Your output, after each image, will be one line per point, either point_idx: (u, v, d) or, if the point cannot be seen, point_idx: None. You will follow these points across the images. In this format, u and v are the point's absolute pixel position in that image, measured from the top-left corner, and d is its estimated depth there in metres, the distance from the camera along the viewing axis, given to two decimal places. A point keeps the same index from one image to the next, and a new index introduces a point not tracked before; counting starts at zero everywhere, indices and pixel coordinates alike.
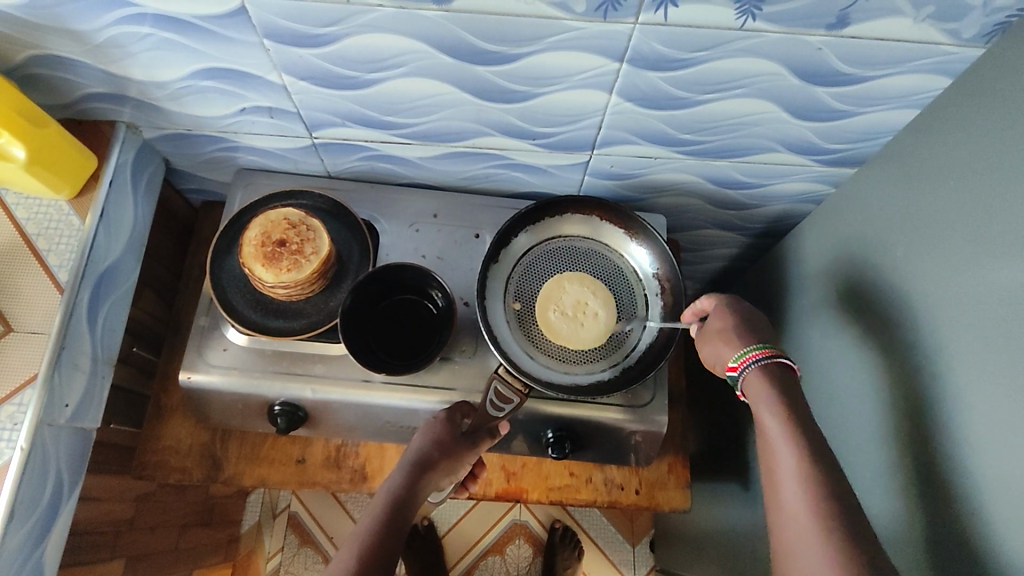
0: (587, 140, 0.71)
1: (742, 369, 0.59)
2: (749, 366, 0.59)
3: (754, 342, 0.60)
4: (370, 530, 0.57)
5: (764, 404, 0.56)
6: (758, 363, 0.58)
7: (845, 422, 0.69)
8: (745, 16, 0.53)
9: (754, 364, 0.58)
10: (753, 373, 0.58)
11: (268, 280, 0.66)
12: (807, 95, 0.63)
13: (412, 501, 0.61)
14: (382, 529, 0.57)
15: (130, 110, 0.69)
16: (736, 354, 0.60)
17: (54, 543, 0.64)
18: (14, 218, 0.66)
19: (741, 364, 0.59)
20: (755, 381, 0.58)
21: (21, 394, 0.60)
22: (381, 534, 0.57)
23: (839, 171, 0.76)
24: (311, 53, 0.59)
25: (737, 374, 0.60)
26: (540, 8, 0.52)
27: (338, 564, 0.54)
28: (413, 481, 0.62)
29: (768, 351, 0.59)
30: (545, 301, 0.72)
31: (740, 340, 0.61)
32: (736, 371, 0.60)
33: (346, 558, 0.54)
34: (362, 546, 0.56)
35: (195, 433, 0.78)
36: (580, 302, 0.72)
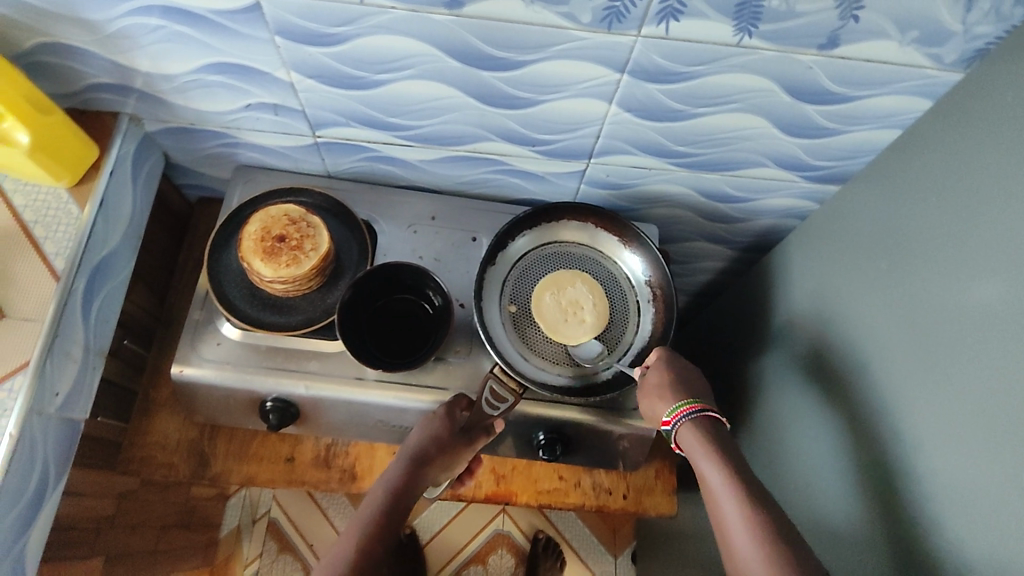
0: (585, 148, 0.73)
1: (675, 423, 0.64)
2: (680, 420, 0.64)
3: (680, 398, 0.65)
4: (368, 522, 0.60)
5: (701, 452, 0.61)
6: (688, 417, 0.64)
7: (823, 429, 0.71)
8: (742, 34, 0.55)
9: (686, 418, 0.64)
10: (685, 425, 0.64)
11: (267, 275, 0.66)
12: (798, 113, 0.66)
13: (409, 495, 0.63)
14: (381, 523, 0.60)
15: (133, 101, 0.69)
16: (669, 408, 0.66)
17: (36, 537, 0.62)
18: (11, 204, 0.66)
19: (673, 419, 0.65)
20: (689, 431, 0.63)
21: (12, 380, 0.59)
22: (381, 528, 0.60)
23: (824, 188, 0.79)
24: (321, 52, 0.60)
25: (670, 427, 0.65)
26: (547, 16, 0.54)
27: (337, 555, 0.57)
28: (411, 476, 0.64)
29: (697, 407, 0.64)
30: (546, 284, 0.74)
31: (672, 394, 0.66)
32: (670, 425, 0.65)
33: (343, 549, 0.57)
34: (362, 537, 0.58)
35: (183, 429, 0.77)
36: (576, 302, 0.73)
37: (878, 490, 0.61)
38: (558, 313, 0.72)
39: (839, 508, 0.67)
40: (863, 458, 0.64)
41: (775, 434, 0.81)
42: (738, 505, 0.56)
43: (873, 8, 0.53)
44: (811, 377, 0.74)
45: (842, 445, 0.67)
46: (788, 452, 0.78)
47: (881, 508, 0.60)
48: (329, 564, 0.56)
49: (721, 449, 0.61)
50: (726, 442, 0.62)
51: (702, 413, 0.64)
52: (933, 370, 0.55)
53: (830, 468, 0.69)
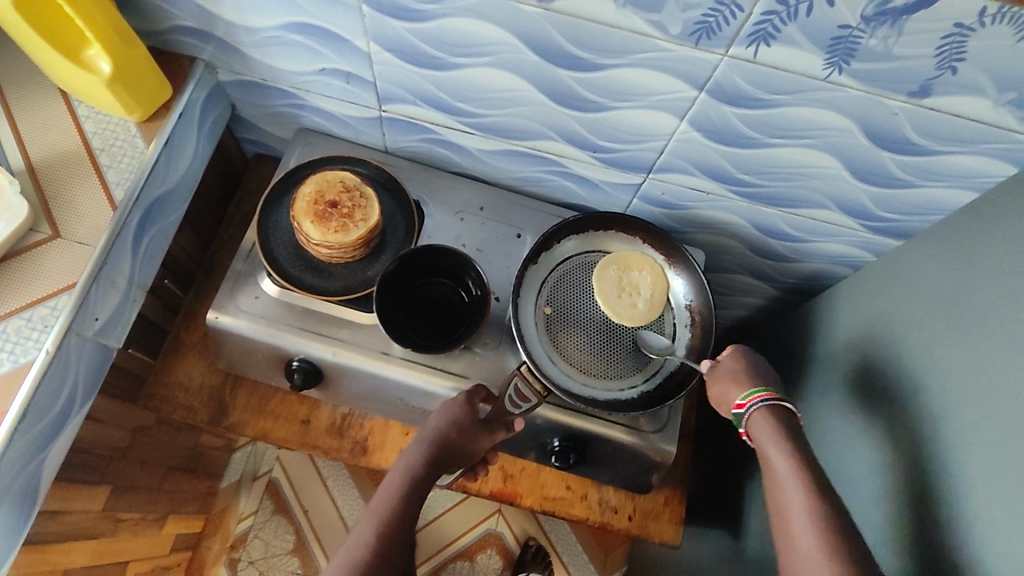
0: (646, 162, 0.72)
1: (747, 408, 0.62)
2: (754, 405, 0.62)
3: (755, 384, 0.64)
4: (391, 503, 0.58)
5: (771, 444, 0.59)
6: (760, 405, 0.61)
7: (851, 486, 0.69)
8: (832, 68, 0.54)
9: (760, 403, 0.61)
10: (758, 413, 0.61)
11: (315, 237, 0.67)
12: (873, 159, 0.64)
13: (429, 479, 0.62)
14: (404, 508, 0.58)
15: (212, 49, 0.70)
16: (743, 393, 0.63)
17: (55, 453, 0.63)
18: (82, 129, 0.67)
19: (746, 403, 0.62)
20: (761, 424, 0.61)
21: (57, 298, 0.61)
22: (403, 513, 0.58)
23: (884, 241, 0.77)
24: (404, 26, 0.60)
25: (743, 411, 0.62)
26: (636, 22, 0.53)
27: (359, 537, 0.56)
28: (431, 461, 0.62)
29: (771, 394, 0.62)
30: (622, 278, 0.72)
31: (741, 383, 0.64)
32: (743, 409, 0.62)
33: (369, 528, 0.56)
34: (385, 521, 0.57)
35: (207, 375, 0.78)
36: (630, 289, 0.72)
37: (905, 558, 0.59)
38: (616, 290, 0.71)
39: None
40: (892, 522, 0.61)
41: None
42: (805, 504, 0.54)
43: (973, 62, 0.51)
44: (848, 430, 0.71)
45: (873, 504, 0.65)
46: None
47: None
48: (354, 547, 0.55)
49: (796, 444, 0.58)
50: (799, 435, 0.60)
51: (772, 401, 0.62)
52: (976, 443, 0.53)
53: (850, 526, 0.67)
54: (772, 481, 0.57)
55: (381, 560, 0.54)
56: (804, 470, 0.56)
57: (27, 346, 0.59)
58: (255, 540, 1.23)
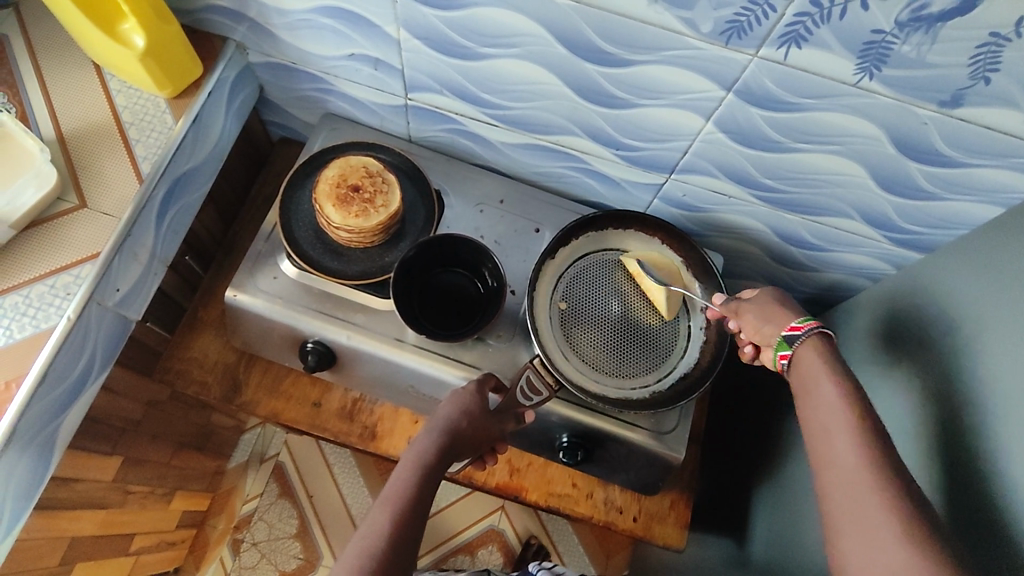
0: (669, 162, 0.72)
1: (805, 330, 0.57)
2: (811, 331, 0.57)
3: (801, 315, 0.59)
4: (407, 490, 0.57)
5: (820, 373, 0.54)
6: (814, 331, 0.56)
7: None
8: (863, 74, 0.54)
9: (816, 330, 0.56)
10: (806, 343, 0.56)
11: (335, 220, 0.67)
12: (900, 168, 0.63)
13: (440, 468, 0.60)
14: (416, 497, 0.57)
15: (243, 30, 0.71)
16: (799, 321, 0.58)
17: (71, 419, 0.64)
18: (113, 103, 0.68)
19: (805, 326, 0.57)
20: (807, 355, 0.56)
21: (81, 267, 0.62)
22: (416, 502, 0.56)
23: (906, 254, 0.76)
24: (435, 14, 0.60)
25: (795, 334, 0.57)
26: (667, 18, 0.53)
27: (372, 526, 0.54)
28: (442, 449, 0.61)
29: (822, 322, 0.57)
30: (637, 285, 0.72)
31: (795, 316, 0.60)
32: (799, 331, 0.57)
33: (381, 518, 0.54)
34: (399, 511, 0.55)
35: (222, 352, 0.79)
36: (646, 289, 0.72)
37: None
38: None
39: None
40: None
41: None
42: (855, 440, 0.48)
43: (1007, 73, 0.50)
44: None
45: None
46: None
47: None
48: (365, 538, 0.53)
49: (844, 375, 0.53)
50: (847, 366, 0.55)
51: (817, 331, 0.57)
52: (989, 460, 0.52)
53: None
54: (813, 409, 0.53)
55: (396, 550, 0.52)
56: (854, 401, 0.51)
57: (49, 311, 0.60)
58: (259, 523, 1.24)
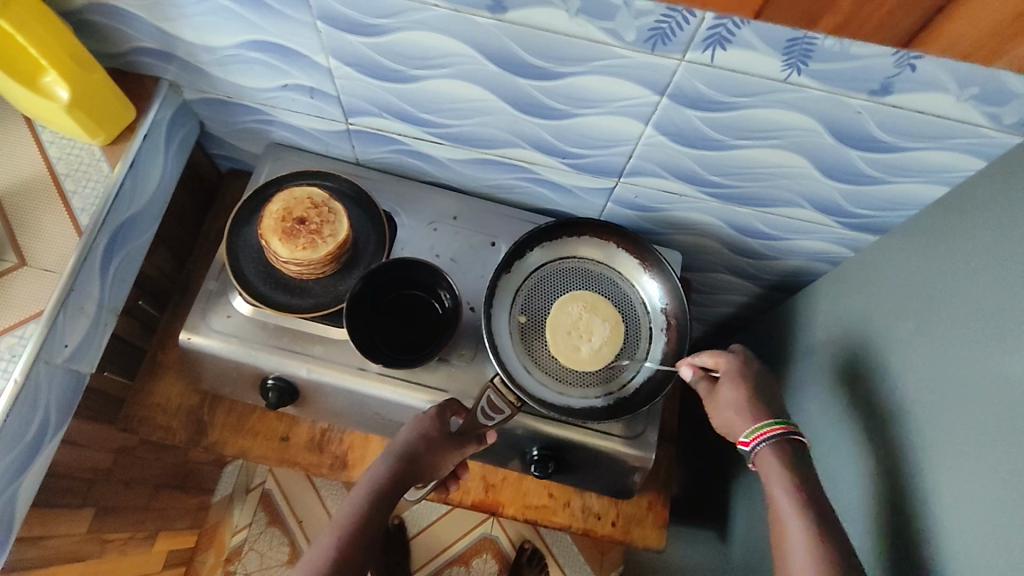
0: (616, 166, 0.72)
1: (755, 445, 0.61)
2: (760, 443, 0.60)
3: (767, 416, 0.62)
4: (356, 519, 0.58)
5: (778, 477, 0.58)
6: (770, 440, 0.60)
7: (841, 488, 0.68)
8: (791, 69, 0.53)
9: (765, 443, 0.60)
10: (764, 449, 0.60)
11: (283, 255, 0.67)
12: (841, 157, 0.63)
13: (394, 494, 0.61)
14: (365, 522, 0.58)
15: (175, 69, 0.70)
16: (749, 429, 0.62)
17: (30, 480, 0.63)
18: (46, 155, 0.67)
19: (752, 441, 0.61)
20: (768, 456, 0.60)
21: (25, 327, 0.61)
22: (364, 528, 0.57)
23: (860, 237, 0.76)
24: (362, 41, 0.59)
25: (748, 447, 0.61)
26: (590, 30, 0.53)
27: (317, 552, 0.55)
28: (397, 473, 0.62)
29: (783, 429, 0.60)
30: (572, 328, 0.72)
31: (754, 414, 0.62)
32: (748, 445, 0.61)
33: (327, 544, 0.56)
34: (344, 537, 0.56)
35: (185, 395, 0.78)
36: (585, 326, 0.72)
37: (889, 561, 0.59)
38: (568, 326, 0.72)
39: None
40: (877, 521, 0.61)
41: None
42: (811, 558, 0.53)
43: (931, 59, 0.50)
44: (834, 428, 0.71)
45: (858, 508, 0.65)
46: None
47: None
48: (308, 564, 0.54)
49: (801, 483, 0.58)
50: (806, 471, 0.59)
51: (784, 436, 0.60)
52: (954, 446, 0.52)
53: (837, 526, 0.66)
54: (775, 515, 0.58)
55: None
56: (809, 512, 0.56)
57: None
58: (250, 553, 1.23)
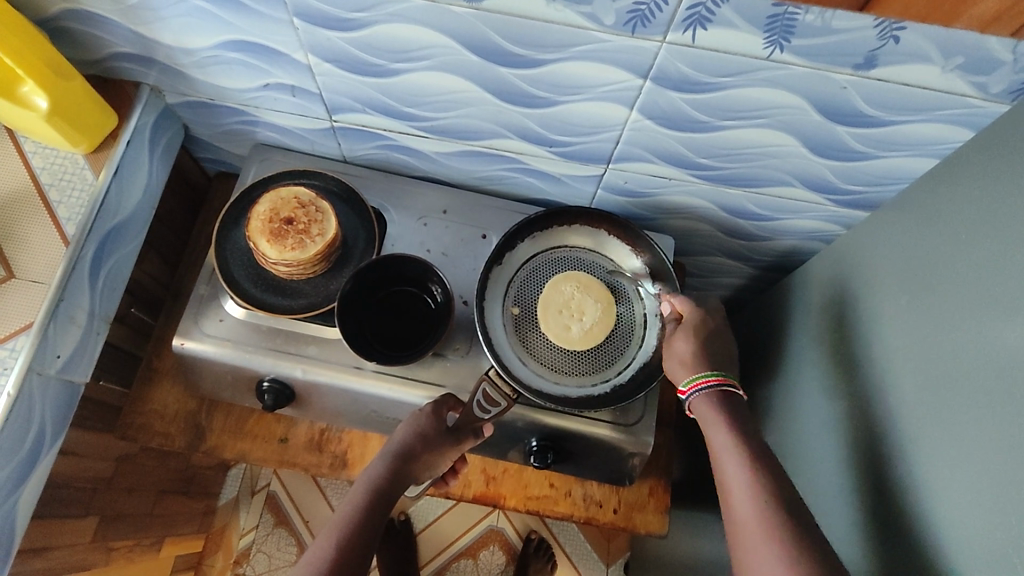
0: (604, 153, 0.71)
1: (690, 394, 0.65)
2: (696, 392, 0.64)
3: (704, 368, 0.66)
4: (352, 518, 0.58)
5: (715, 422, 0.61)
6: (703, 390, 0.64)
7: (835, 467, 0.68)
8: (773, 47, 0.53)
9: (699, 390, 0.64)
10: (699, 397, 0.64)
11: (272, 256, 0.66)
12: (829, 133, 0.63)
13: (391, 492, 0.62)
14: (363, 521, 0.58)
15: (155, 73, 0.69)
16: (687, 377, 0.66)
17: (29, 492, 0.63)
18: (29, 165, 0.67)
19: (688, 390, 0.65)
20: (704, 402, 0.64)
21: (14, 340, 0.60)
22: (361, 526, 0.57)
23: (852, 213, 0.76)
24: (340, 36, 0.59)
25: (686, 397, 0.66)
26: (569, 15, 0.52)
27: (315, 552, 0.55)
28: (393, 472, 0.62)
29: (718, 379, 0.64)
30: (563, 307, 0.72)
31: (693, 364, 0.66)
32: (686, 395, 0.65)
33: (325, 544, 0.55)
34: (342, 536, 0.56)
35: (182, 400, 0.78)
36: (577, 307, 0.72)
37: (884, 536, 0.59)
38: (561, 304, 0.72)
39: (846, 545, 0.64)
40: (875, 496, 0.61)
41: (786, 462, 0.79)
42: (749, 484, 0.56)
43: (915, 30, 0.49)
44: (832, 406, 0.71)
45: (854, 485, 0.65)
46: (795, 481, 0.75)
47: (883, 558, 0.58)
48: (305, 564, 0.54)
49: (738, 425, 0.61)
50: (741, 416, 0.62)
51: (718, 386, 0.64)
52: (950, 419, 0.52)
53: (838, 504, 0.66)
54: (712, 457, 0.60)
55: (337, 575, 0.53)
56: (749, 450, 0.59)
57: None
58: (258, 555, 1.24)
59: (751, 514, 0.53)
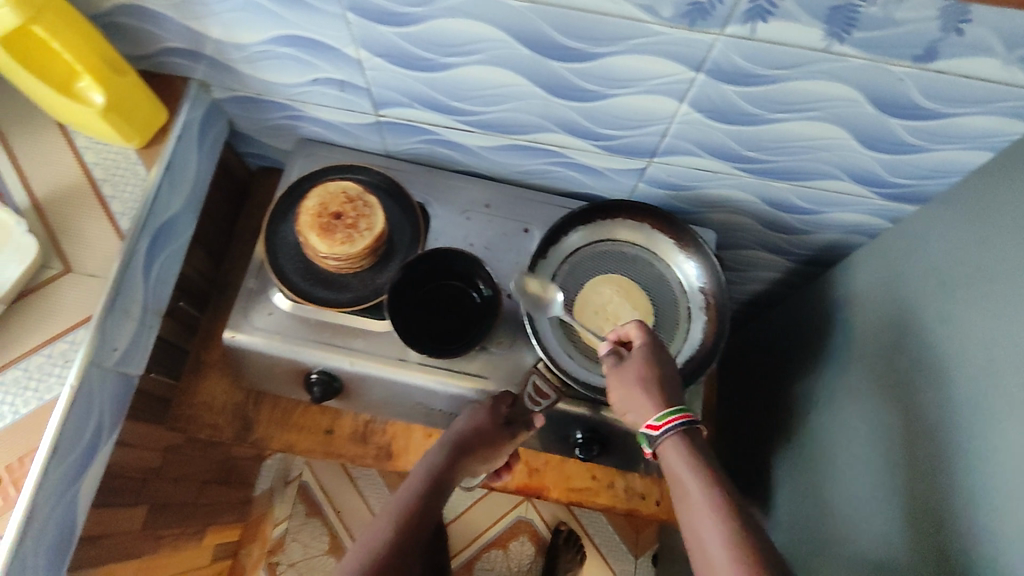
0: (649, 146, 0.71)
1: (659, 435, 0.55)
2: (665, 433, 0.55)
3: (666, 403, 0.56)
4: (410, 499, 0.60)
5: (680, 470, 0.53)
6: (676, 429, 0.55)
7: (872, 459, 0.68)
8: (832, 39, 0.52)
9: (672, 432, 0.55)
10: (668, 440, 0.55)
11: (321, 250, 0.67)
12: (882, 126, 0.62)
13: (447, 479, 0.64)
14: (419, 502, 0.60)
15: (203, 68, 0.70)
16: (655, 416, 0.56)
17: (88, 482, 0.65)
18: (82, 160, 0.67)
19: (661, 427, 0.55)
20: (674, 451, 0.54)
21: (74, 332, 0.62)
22: (418, 507, 0.60)
23: (898, 207, 0.75)
24: (392, 31, 0.59)
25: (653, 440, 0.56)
26: (627, 9, 0.52)
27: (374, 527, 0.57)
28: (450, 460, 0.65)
29: (684, 416, 0.55)
30: (596, 309, 0.72)
31: (654, 399, 0.57)
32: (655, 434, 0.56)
33: (383, 521, 0.58)
34: (400, 513, 0.59)
35: (230, 392, 0.81)
36: (612, 311, 0.72)
37: (926, 526, 0.59)
38: (597, 308, 0.72)
39: (889, 539, 0.64)
40: (919, 487, 0.61)
41: (824, 455, 0.78)
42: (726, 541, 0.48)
43: (980, 21, 0.49)
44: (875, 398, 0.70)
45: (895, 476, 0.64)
46: (837, 474, 0.75)
47: (925, 548, 0.58)
48: (366, 537, 0.56)
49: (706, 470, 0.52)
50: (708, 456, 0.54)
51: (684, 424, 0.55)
52: (1002, 411, 0.52)
53: (880, 497, 0.66)
54: (681, 514, 0.52)
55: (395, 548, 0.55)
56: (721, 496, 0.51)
57: (50, 382, 0.60)
58: (293, 544, 1.27)
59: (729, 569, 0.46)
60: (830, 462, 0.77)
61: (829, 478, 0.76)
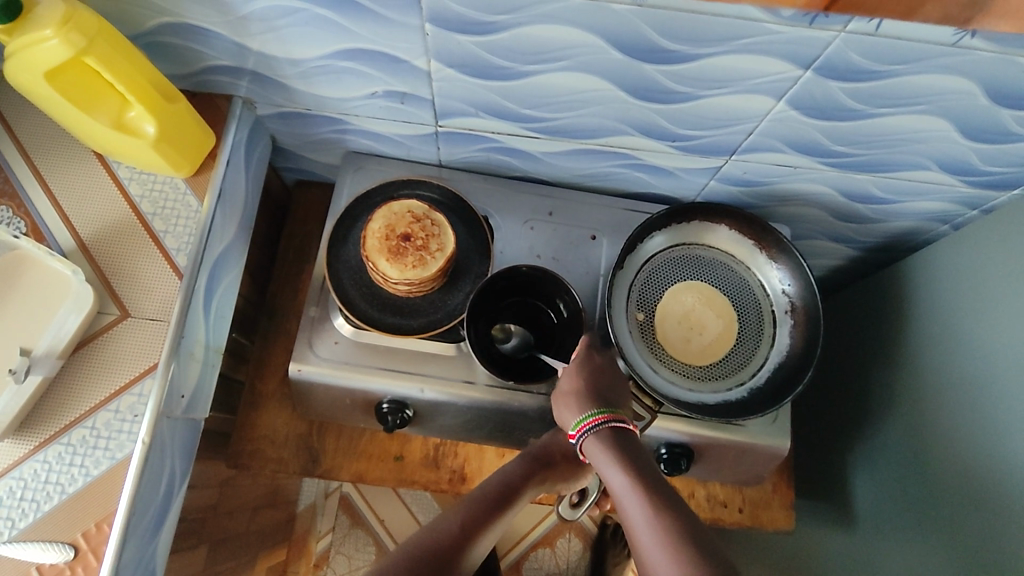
0: (730, 145, 0.67)
1: (580, 437, 0.56)
2: (585, 434, 0.55)
3: (592, 406, 0.57)
4: (482, 497, 0.55)
5: (607, 461, 0.53)
6: (593, 430, 0.55)
7: (997, 458, 0.65)
8: (964, 33, 0.48)
9: (589, 432, 0.55)
10: (590, 440, 0.55)
11: (393, 276, 0.63)
12: (991, 117, 0.58)
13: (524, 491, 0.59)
14: (492, 501, 0.55)
15: (248, 84, 0.64)
16: (575, 421, 0.57)
17: (164, 538, 0.61)
18: (127, 194, 0.62)
19: (577, 433, 0.56)
20: (596, 445, 0.54)
21: (141, 384, 0.57)
22: (490, 507, 0.55)
23: (985, 194, 0.72)
24: (472, 40, 0.54)
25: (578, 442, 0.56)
26: (746, 8, 0.47)
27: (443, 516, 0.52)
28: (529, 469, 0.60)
29: (605, 416, 0.55)
30: (677, 318, 0.70)
31: (580, 404, 0.57)
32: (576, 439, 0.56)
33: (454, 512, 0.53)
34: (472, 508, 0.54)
35: (292, 423, 0.77)
36: (692, 319, 0.70)
37: None
38: (678, 316, 0.70)
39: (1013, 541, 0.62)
40: None
41: (920, 450, 0.77)
42: (647, 509, 0.47)
43: None
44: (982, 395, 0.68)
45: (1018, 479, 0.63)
46: (939, 472, 0.73)
47: None
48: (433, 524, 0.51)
49: (626, 455, 0.53)
50: (631, 448, 0.54)
51: (607, 423, 0.55)
52: None
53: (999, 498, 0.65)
54: (614, 503, 0.51)
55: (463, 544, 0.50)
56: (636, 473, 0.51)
57: (122, 440, 0.56)
58: (338, 556, 1.24)
59: (651, 535, 0.46)
60: (936, 460, 0.74)
61: (939, 476, 0.73)
